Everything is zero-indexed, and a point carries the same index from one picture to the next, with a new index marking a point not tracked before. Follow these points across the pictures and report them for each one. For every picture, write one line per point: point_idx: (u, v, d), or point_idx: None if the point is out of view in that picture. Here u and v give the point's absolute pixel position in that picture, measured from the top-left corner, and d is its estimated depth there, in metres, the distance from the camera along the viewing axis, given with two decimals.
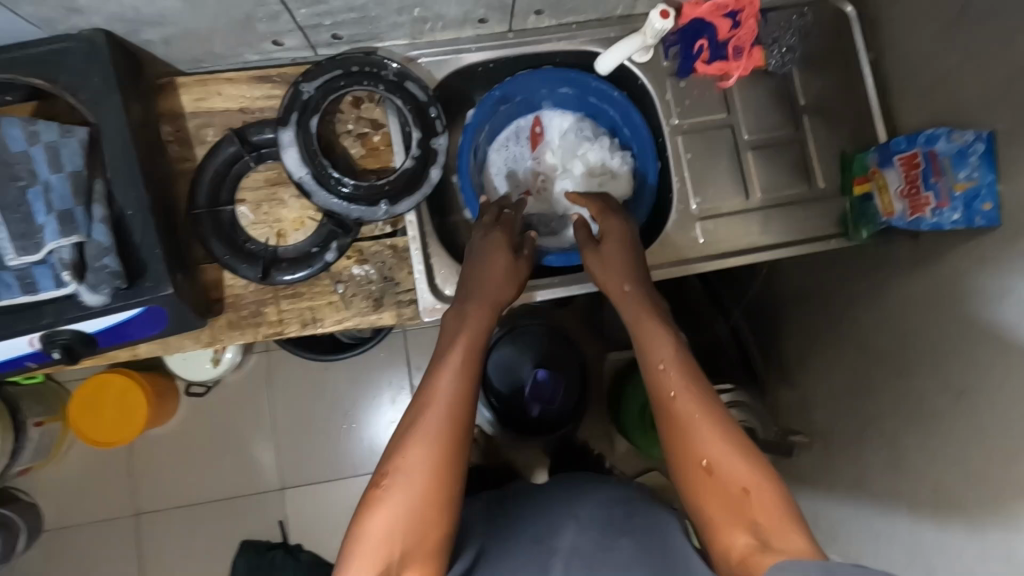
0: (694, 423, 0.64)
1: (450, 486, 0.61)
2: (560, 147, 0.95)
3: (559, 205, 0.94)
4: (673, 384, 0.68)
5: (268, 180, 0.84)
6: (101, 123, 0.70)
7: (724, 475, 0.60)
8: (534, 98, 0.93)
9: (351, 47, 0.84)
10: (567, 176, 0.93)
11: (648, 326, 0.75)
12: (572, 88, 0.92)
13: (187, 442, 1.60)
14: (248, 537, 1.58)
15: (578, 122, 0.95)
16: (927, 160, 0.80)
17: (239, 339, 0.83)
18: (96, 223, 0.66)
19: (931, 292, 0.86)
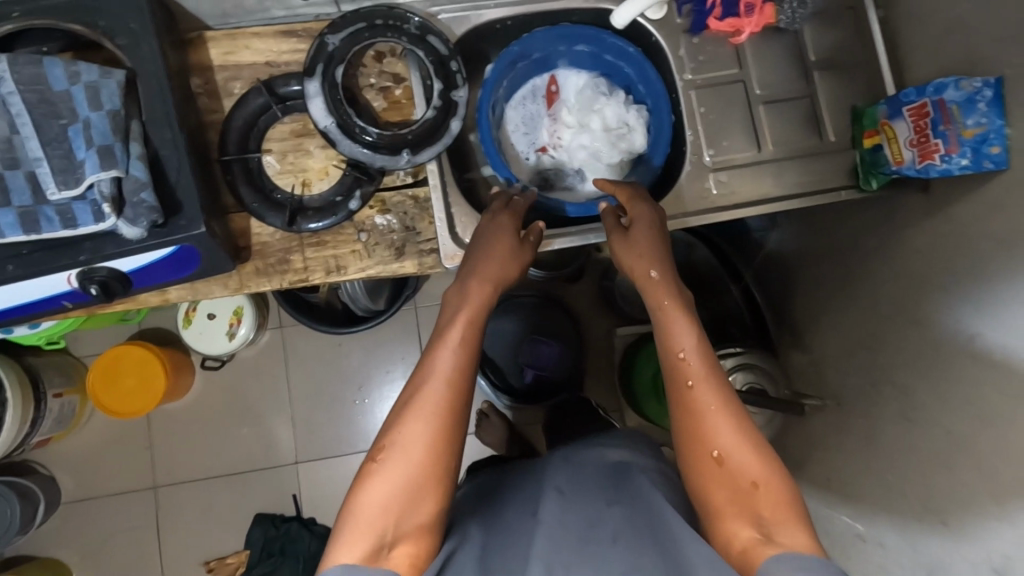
0: (712, 414, 0.66)
1: (444, 459, 0.63)
2: (577, 103, 0.97)
3: (575, 160, 0.97)
4: (693, 373, 0.69)
5: (293, 132, 0.86)
6: (137, 67, 0.72)
7: (734, 467, 0.63)
8: (551, 55, 0.96)
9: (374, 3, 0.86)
10: (583, 131, 0.96)
11: (669, 311, 0.74)
12: (588, 46, 0.95)
13: (203, 415, 1.62)
14: (263, 509, 1.60)
15: (593, 79, 0.98)
16: (936, 109, 0.82)
17: (265, 286, 0.85)
18: (134, 161, 0.69)
19: (949, 239, 0.89)
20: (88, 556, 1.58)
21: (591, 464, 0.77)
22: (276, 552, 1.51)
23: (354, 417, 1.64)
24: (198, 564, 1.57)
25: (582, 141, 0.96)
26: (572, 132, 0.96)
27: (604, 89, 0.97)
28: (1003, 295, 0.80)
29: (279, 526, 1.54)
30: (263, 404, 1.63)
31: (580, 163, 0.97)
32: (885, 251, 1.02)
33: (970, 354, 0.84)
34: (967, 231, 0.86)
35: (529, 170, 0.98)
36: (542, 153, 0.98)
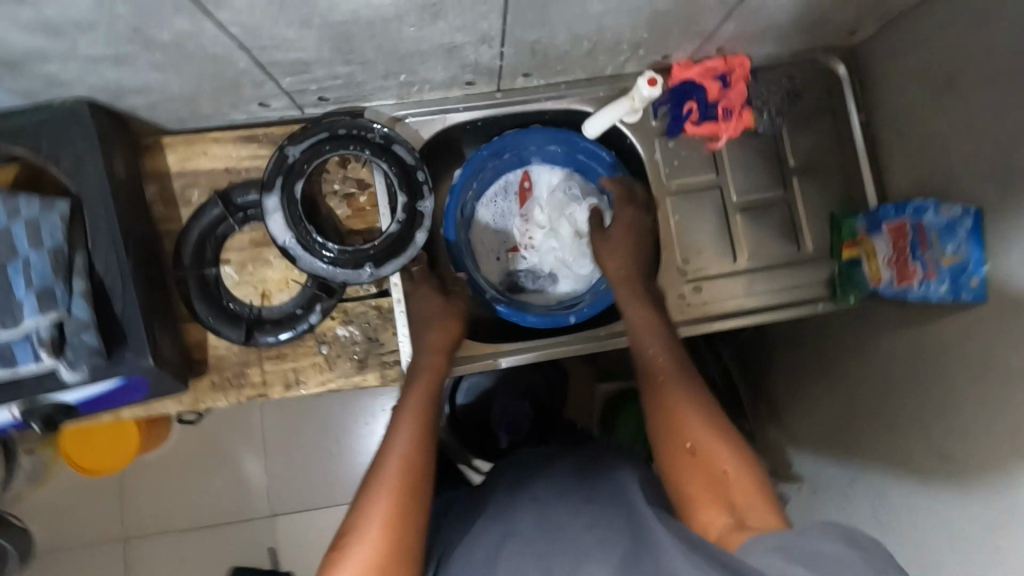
0: (683, 410, 0.70)
1: (416, 497, 0.62)
2: (549, 204, 0.96)
3: (545, 263, 0.96)
4: (664, 372, 0.75)
5: (253, 241, 0.84)
6: (84, 194, 0.70)
7: (707, 456, 0.64)
8: (524, 154, 0.94)
9: (337, 108, 0.84)
10: (553, 236, 0.95)
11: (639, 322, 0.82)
12: (561, 146, 0.93)
13: (174, 466, 1.50)
14: (238, 563, 1.48)
15: (567, 179, 0.96)
16: (915, 231, 0.80)
17: (221, 401, 0.82)
18: (76, 298, 0.66)
19: (926, 356, 0.84)
20: None
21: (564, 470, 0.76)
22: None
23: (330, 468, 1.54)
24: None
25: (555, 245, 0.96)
26: (542, 235, 0.96)
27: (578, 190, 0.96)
28: (971, 367, 0.76)
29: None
30: (235, 449, 1.51)
31: (552, 268, 0.96)
32: (860, 350, 0.99)
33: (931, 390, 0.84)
34: (942, 353, 0.82)
35: (500, 271, 0.96)
36: (514, 255, 0.96)
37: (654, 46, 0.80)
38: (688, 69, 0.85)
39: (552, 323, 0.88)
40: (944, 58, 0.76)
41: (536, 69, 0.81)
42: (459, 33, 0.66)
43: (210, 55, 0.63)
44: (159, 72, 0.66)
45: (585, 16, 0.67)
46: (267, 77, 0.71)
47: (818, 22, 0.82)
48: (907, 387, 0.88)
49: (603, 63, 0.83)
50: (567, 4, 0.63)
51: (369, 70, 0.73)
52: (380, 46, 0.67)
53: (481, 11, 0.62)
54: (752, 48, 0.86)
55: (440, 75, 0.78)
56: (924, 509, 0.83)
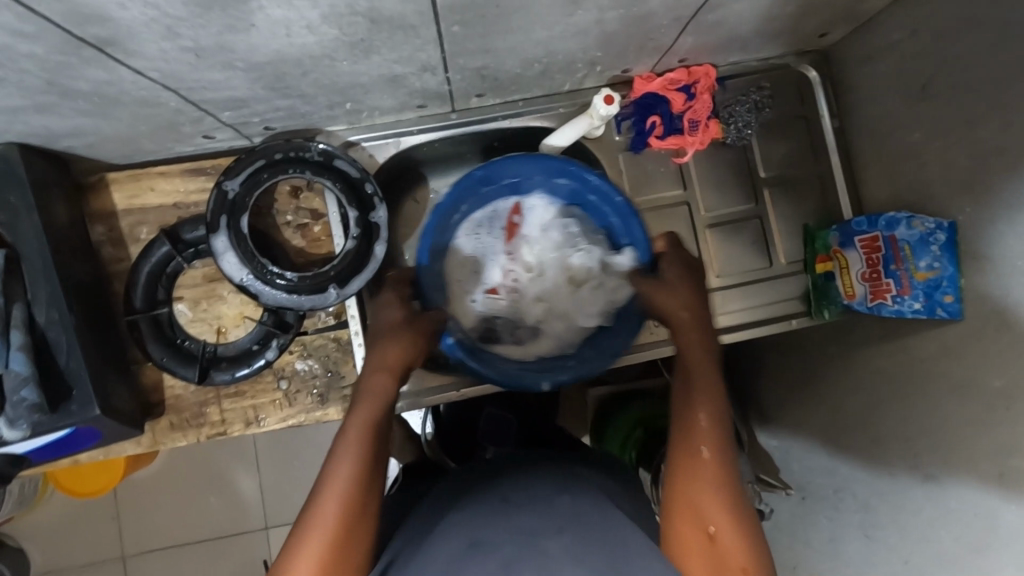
0: (711, 480, 0.59)
1: (350, 554, 0.55)
2: (538, 244, 0.90)
3: (525, 309, 0.90)
4: (706, 434, 0.64)
5: (206, 276, 0.82)
6: (19, 243, 0.67)
7: (725, 548, 0.55)
8: (521, 182, 0.87)
9: (272, 136, 0.80)
10: (540, 282, 0.90)
11: (693, 366, 0.71)
12: (569, 181, 0.85)
13: (165, 484, 1.47)
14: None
15: (563, 217, 0.89)
16: (888, 245, 0.78)
17: (180, 441, 0.81)
18: (15, 353, 0.65)
19: (903, 370, 0.82)
20: None
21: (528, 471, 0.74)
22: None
23: None
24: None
25: (541, 290, 0.90)
26: (531, 278, 0.89)
27: (574, 227, 0.89)
28: (956, 388, 0.72)
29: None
30: (224, 462, 1.48)
31: (535, 316, 0.89)
32: (843, 361, 0.96)
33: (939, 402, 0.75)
34: (919, 368, 0.79)
35: (474, 315, 0.89)
36: (492, 298, 0.89)
37: (611, 62, 0.77)
38: (651, 82, 0.82)
39: (524, 385, 0.84)
40: (913, 66, 0.72)
41: (489, 89, 0.78)
42: (397, 64, 0.63)
43: (137, 99, 0.61)
44: (87, 117, 0.63)
45: (529, 41, 0.64)
46: (204, 113, 0.69)
47: (784, 30, 0.78)
48: (886, 402, 0.85)
49: (560, 80, 0.79)
50: (507, 31, 0.60)
51: (311, 102, 0.70)
52: (317, 80, 0.64)
53: (416, 43, 0.59)
54: (717, 57, 0.83)
55: (388, 101, 0.75)
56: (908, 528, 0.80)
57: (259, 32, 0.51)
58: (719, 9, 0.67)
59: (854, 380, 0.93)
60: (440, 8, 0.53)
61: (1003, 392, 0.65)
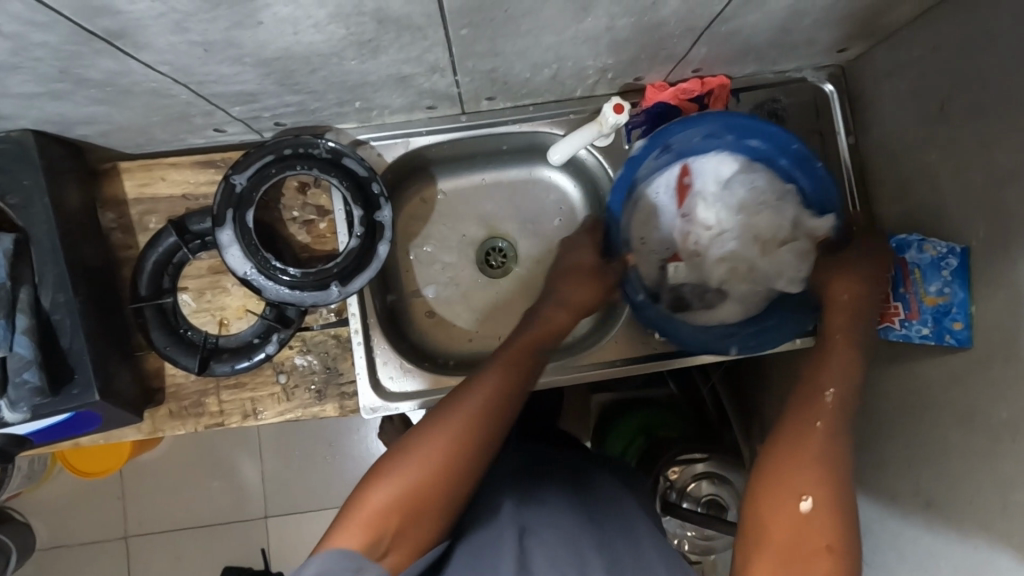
0: (819, 455, 0.63)
1: (471, 457, 0.64)
2: (717, 200, 0.84)
3: (712, 272, 0.85)
4: (823, 412, 0.67)
5: (211, 268, 0.83)
6: (30, 227, 0.69)
7: (816, 522, 0.58)
8: (708, 136, 0.81)
9: (281, 131, 0.81)
10: (725, 240, 0.83)
11: (835, 354, 0.73)
12: (758, 140, 0.80)
13: (169, 467, 1.50)
14: (232, 562, 1.49)
15: (749, 176, 0.83)
16: (898, 267, 0.76)
17: (179, 429, 0.82)
18: (20, 335, 0.66)
19: (906, 394, 0.80)
20: None
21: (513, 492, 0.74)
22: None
23: (324, 472, 1.51)
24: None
25: (723, 249, 0.83)
26: (711, 236, 0.84)
27: (761, 184, 0.82)
28: (958, 416, 0.71)
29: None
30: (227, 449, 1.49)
31: (719, 279, 0.84)
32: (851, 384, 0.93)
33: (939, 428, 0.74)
34: (924, 394, 0.77)
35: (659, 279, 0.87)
36: (675, 264, 0.86)
37: (622, 70, 0.76)
38: (663, 91, 0.81)
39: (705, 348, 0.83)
40: (930, 85, 0.71)
41: (498, 93, 0.78)
42: (405, 64, 0.64)
43: (148, 90, 0.62)
44: (100, 105, 0.64)
45: (537, 45, 0.64)
46: (214, 107, 0.69)
47: (800, 43, 0.77)
48: (892, 426, 0.83)
49: (571, 86, 0.79)
50: (515, 34, 0.60)
51: (320, 99, 0.71)
52: (325, 78, 0.65)
53: (423, 44, 0.60)
54: (731, 68, 0.82)
55: (397, 101, 0.76)
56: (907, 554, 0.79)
57: (267, 29, 0.52)
58: (731, 20, 0.66)
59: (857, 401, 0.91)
60: (448, 10, 0.53)
61: (1007, 424, 0.63)
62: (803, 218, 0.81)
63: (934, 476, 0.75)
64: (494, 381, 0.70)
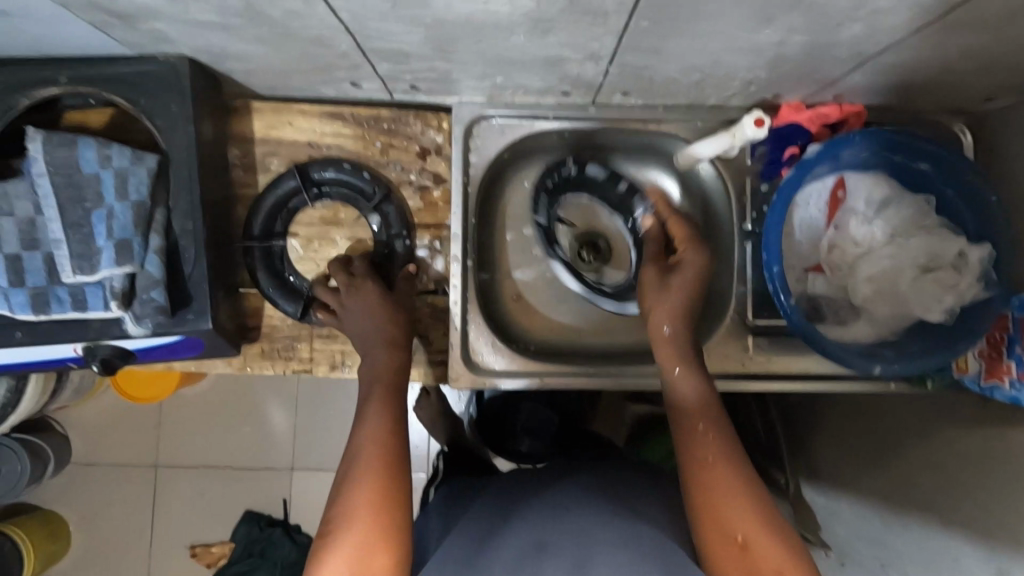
0: (709, 468, 0.62)
1: (398, 485, 0.60)
2: (870, 218, 0.77)
3: (855, 292, 0.77)
4: (705, 441, 0.64)
5: (323, 219, 0.84)
6: (171, 152, 0.70)
7: (733, 523, 0.59)
8: (881, 150, 0.77)
9: (428, 97, 0.82)
10: (875, 259, 0.75)
11: (693, 422, 0.67)
12: (931, 166, 0.76)
13: (212, 405, 1.51)
14: (252, 507, 1.49)
15: (916, 202, 0.76)
16: (1018, 326, 0.74)
17: (267, 369, 0.84)
18: (151, 254, 0.67)
19: (991, 460, 0.79)
20: (87, 520, 1.49)
21: (578, 494, 0.73)
22: (254, 555, 1.40)
23: None
24: (183, 548, 1.48)
25: (876, 268, 0.75)
26: (859, 253, 0.77)
27: (923, 208, 0.76)
28: None
29: (263, 530, 1.42)
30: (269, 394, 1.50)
31: (862, 298, 0.76)
32: (925, 437, 0.90)
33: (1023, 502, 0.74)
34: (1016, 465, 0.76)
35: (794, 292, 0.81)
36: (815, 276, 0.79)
37: (767, 86, 0.75)
38: (799, 113, 0.79)
39: (847, 366, 0.74)
40: None
41: (636, 89, 0.77)
42: (568, 48, 0.63)
43: (315, 36, 0.62)
44: (262, 44, 0.65)
45: (702, 50, 0.63)
46: (365, 61, 0.70)
47: (953, 85, 0.75)
48: (970, 492, 0.81)
49: (707, 94, 0.79)
50: (689, 35, 0.60)
51: (467, 69, 0.71)
52: (484, 50, 0.65)
53: (597, 31, 0.59)
54: (871, 100, 0.80)
55: (537, 82, 0.75)
56: None
57: None
58: (902, 53, 0.64)
59: (927, 456, 0.89)
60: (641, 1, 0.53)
61: None
62: (965, 245, 0.72)
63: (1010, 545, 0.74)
64: (378, 394, 0.68)
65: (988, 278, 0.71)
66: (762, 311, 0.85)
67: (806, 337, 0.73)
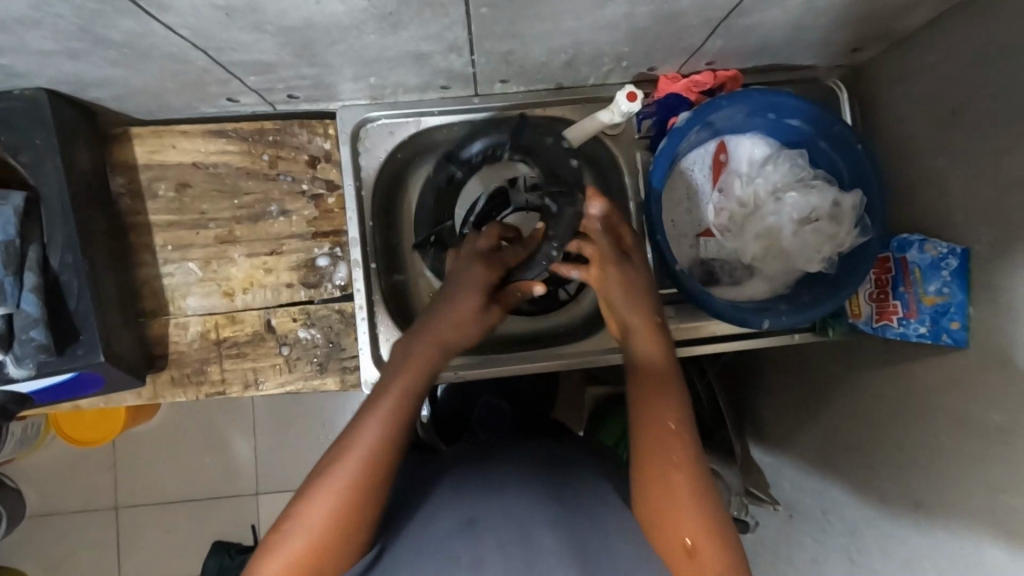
0: (671, 459, 0.59)
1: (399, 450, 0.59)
2: (752, 178, 0.80)
3: (745, 251, 0.80)
4: (668, 424, 0.62)
5: (218, 238, 0.83)
6: (40, 186, 0.69)
7: (685, 526, 0.56)
8: (751, 113, 0.79)
9: (310, 104, 0.81)
10: (759, 217, 0.79)
11: (659, 403, 0.64)
12: (804, 122, 0.79)
13: (165, 440, 1.46)
14: (220, 537, 1.45)
15: (793, 160, 0.79)
16: (899, 267, 0.78)
17: (180, 396, 0.83)
18: (27, 293, 0.66)
19: (898, 397, 0.81)
20: (48, 572, 1.45)
21: (523, 468, 0.67)
22: None
23: (318, 452, 1.48)
24: None
25: (760, 225, 0.79)
26: (746, 214, 0.79)
27: (801, 163, 0.79)
28: (947, 420, 0.73)
29: (233, 558, 1.39)
30: (223, 422, 1.46)
31: (751, 257, 0.79)
32: (844, 384, 0.93)
33: (929, 437, 0.76)
34: (914, 397, 0.78)
35: (691, 258, 0.83)
36: (707, 240, 0.81)
37: (637, 60, 0.76)
38: (674, 83, 0.82)
39: (739, 323, 0.76)
40: (942, 90, 0.71)
41: (512, 76, 0.78)
42: (423, 41, 0.64)
43: (166, 54, 0.61)
44: (116, 68, 0.64)
45: (557, 30, 0.64)
46: (230, 75, 0.69)
47: (815, 41, 0.77)
48: (885, 430, 0.84)
49: (585, 73, 0.80)
50: (536, 17, 0.60)
51: (336, 72, 0.71)
52: (343, 52, 0.65)
53: (444, 22, 0.60)
54: (743, 63, 0.82)
55: (412, 79, 0.76)
56: (893, 551, 0.82)
57: None
58: (751, 14, 0.66)
59: (853, 397, 0.91)
60: None
61: (999, 431, 0.65)
62: (840, 194, 0.75)
63: (920, 474, 0.77)
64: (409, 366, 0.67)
65: (864, 226, 0.74)
66: (666, 282, 0.86)
67: (698, 301, 0.75)
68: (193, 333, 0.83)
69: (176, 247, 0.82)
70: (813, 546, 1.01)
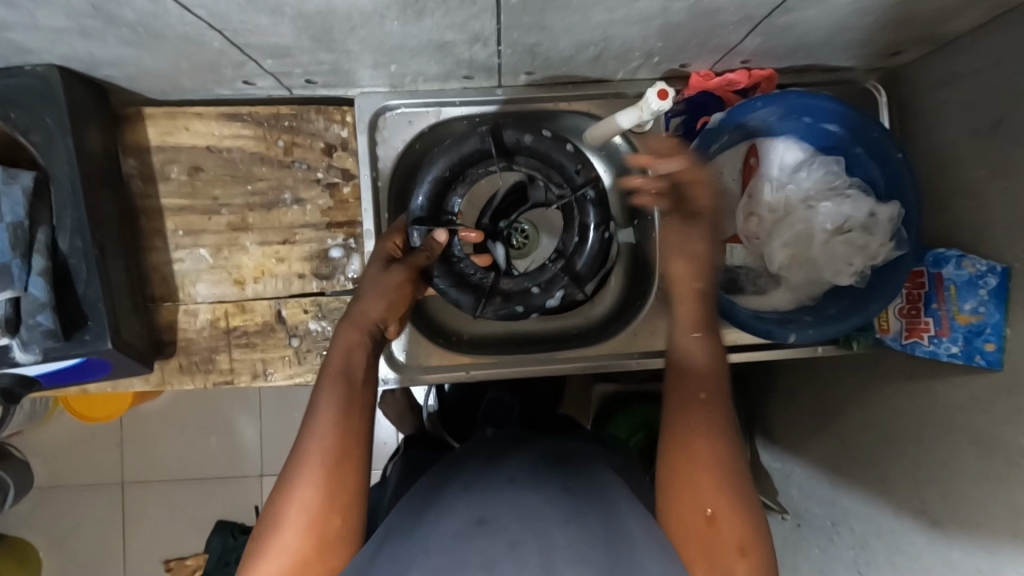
0: (695, 427, 0.56)
1: (359, 436, 0.57)
2: (783, 184, 0.77)
3: (772, 259, 0.77)
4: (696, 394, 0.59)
5: (230, 225, 0.81)
6: (49, 168, 0.67)
7: (707, 497, 0.53)
8: (785, 115, 0.75)
9: (328, 90, 0.79)
10: (789, 225, 0.76)
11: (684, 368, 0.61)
12: (841, 128, 0.75)
13: (171, 420, 1.46)
14: (224, 518, 1.46)
15: (828, 166, 0.76)
16: (933, 282, 0.75)
17: (188, 384, 0.82)
18: (34, 276, 0.64)
19: (919, 415, 0.78)
20: (55, 544, 1.47)
21: (536, 463, 0.65)
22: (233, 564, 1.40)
23: None
24: (156, 564, 1.46)
25: (790, 233, 0.76)
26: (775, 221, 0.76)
27: (836, 169, 0.76)
28: (969, 441, 0.70)
29: (237, 539, 1.40)
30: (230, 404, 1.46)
31: (778, 266, 0.76)
32: (862, 397, 0.90)
33: (950, 457, 0.73)
34: (937, 415, 0.75)
35: None
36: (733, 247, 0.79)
37: (669, 55, 0.73)
38: (707, 81, 0.78)
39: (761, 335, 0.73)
40: (989, 99, 0.68)
41: (537, 68, 0.75)
42: (447, 30, 0.61)
43: (180, 36, 0.59)
44: (127, 47, 0.61)
45: (586, 23, 0.61)
46: (246, 58, 0.66)
47: (858, 42, 0.74)
48: (902, 446, 0.81)
49: (613, 68, 0.76)
50: (567, 9, 0.57)
51: (356, 59, 0.68)
52: (363, 39, 0.62)
53: (470, 11, 0.57)
54: (780, 63, 0.79)
55: (433, 68, 0.73)
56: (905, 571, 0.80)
57: None
58: (792, 12, 0.63)
59: (871, 410, 0.88)
60: None
61: None
62: (876, 204, 0.72)
63: (937, 494, 0.75)
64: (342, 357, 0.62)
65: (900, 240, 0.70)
66: None
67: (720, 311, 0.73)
68: (203, 320, 0.81)
69: (187, 232, 0.80)
70: (821, 558, 0.99)
